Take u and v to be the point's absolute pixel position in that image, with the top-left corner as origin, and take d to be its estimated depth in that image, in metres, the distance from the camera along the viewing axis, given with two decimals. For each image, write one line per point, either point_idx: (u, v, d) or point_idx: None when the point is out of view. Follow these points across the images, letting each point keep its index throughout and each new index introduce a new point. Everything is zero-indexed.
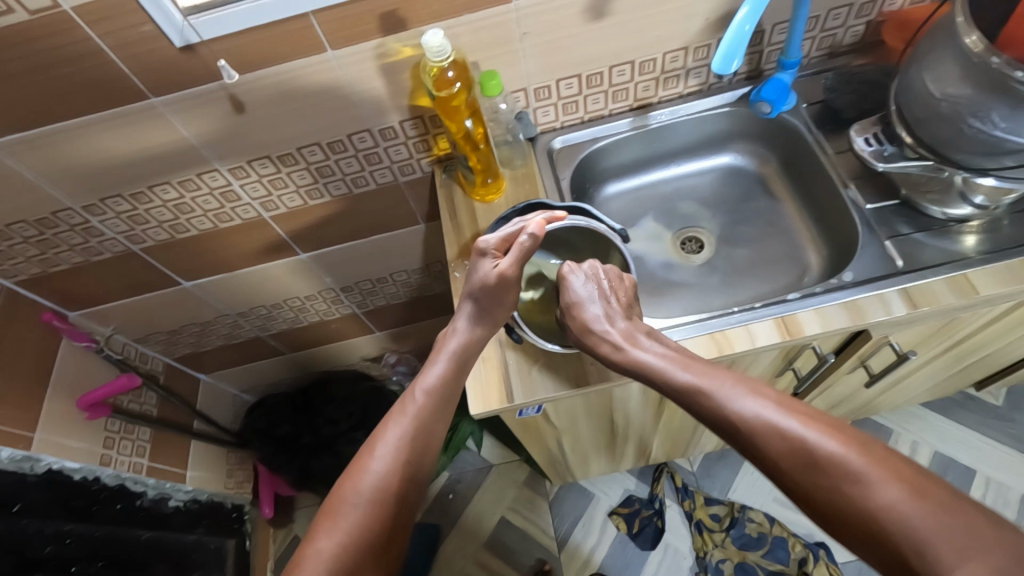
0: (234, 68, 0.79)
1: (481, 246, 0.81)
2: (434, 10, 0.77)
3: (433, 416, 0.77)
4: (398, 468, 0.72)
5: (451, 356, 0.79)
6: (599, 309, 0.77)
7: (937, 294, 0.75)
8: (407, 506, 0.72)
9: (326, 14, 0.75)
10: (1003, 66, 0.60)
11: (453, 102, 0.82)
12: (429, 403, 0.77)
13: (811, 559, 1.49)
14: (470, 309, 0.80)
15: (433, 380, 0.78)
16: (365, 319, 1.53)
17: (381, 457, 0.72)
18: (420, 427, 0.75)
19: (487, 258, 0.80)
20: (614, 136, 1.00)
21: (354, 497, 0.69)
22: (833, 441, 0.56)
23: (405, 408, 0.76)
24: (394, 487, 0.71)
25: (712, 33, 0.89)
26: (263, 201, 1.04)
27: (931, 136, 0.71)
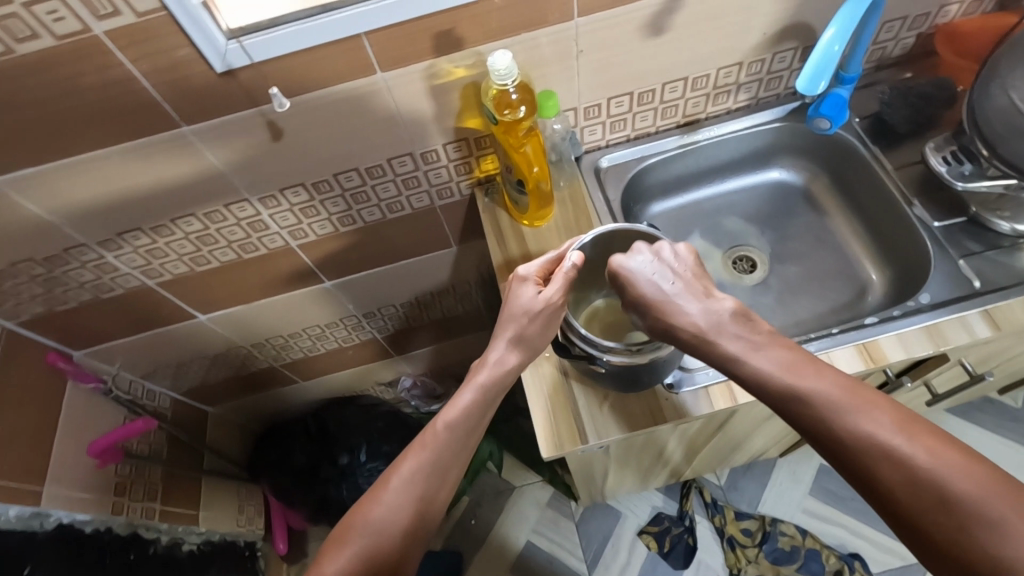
0: (285, 94, 0.73)
1: (521, 276, 0.73)
2: (493, 29, 0.72)
3: (454, 454, 0.69)
4: (410, 505, 0.66)
5: (477, 389, 0.71)
6: (671, 286, 0.66)
7: (1019, 315, 0.73)
8: (416, 546, 0.66)
9: (379, 35, 0.69)
10: None
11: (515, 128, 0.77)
12: (450, 439, 0.69)
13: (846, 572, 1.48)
14: (510, 337, 0.72)
15: (456, 413, 0.70)
16: (384, 343, 1.47)
17: (392, 489, 0.66)
18: (440, 463, 0.68)
19: (528, 284, 0.73)
20: (661, 154, 0.97)
21: (360, 527, 0.64)
22: (971, 480, 0.49)
23: (423, 439, 0.69)
24: (404, 525, 0.65)
25: (767, 48, 0.86)
26: (292, 230, 0.98)
27: (1017, 153, 0.68)
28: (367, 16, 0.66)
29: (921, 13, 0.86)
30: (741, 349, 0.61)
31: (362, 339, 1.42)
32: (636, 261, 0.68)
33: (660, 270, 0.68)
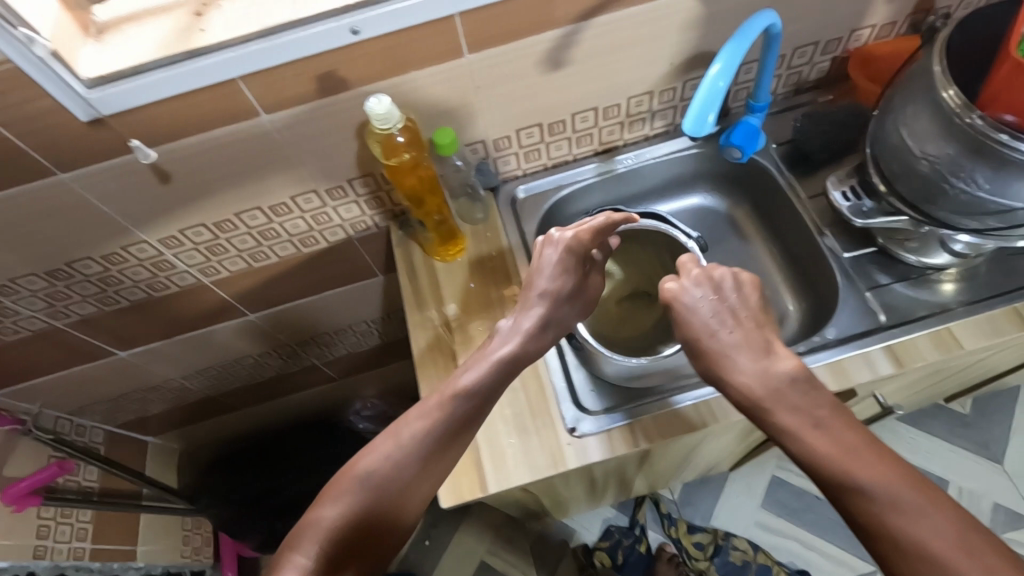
0: (149, 145, 0.71)
1: (568, 242, 0.75)
2: (380, 68, 0.70)
3: (468, 421, 0.66)
4: (416, 462, 0.63)
5: (494, 362, 0.69)
6: (732, 335, 0.66)
7: (921, 350, 0.72)
8: (414, 501, 0.63)
9: (256, 78, 0.66)
10: (986, 128, 0.57)
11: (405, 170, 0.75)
12: (467, 409, 0.66)
13: None
14: (540, 312, 0.73)
15: (474, 384, 0.67)
16: (326, 369, 1.44)
17: (400, 444, 0.63)
18: (446, 426, 0.65)
19: (552, 252, 0.75)
20: (579, 184, 0.95)
21: (364, 474, 0.61)
22: None
23: (437, 399, 0.66)
24: (407, 477, 0.62)
25: (677, 76, 0.85)
26: (201, 267, 0.95)
27: (915, 189, 0.67)
28: (238, 62, 0.63)
29: (832, 38, 0.85)
30: (795, 421, 0.59)
31: (302, 366, 1.39)
32: (690, 295, 0.70)
33: (711, 303, 0.68)
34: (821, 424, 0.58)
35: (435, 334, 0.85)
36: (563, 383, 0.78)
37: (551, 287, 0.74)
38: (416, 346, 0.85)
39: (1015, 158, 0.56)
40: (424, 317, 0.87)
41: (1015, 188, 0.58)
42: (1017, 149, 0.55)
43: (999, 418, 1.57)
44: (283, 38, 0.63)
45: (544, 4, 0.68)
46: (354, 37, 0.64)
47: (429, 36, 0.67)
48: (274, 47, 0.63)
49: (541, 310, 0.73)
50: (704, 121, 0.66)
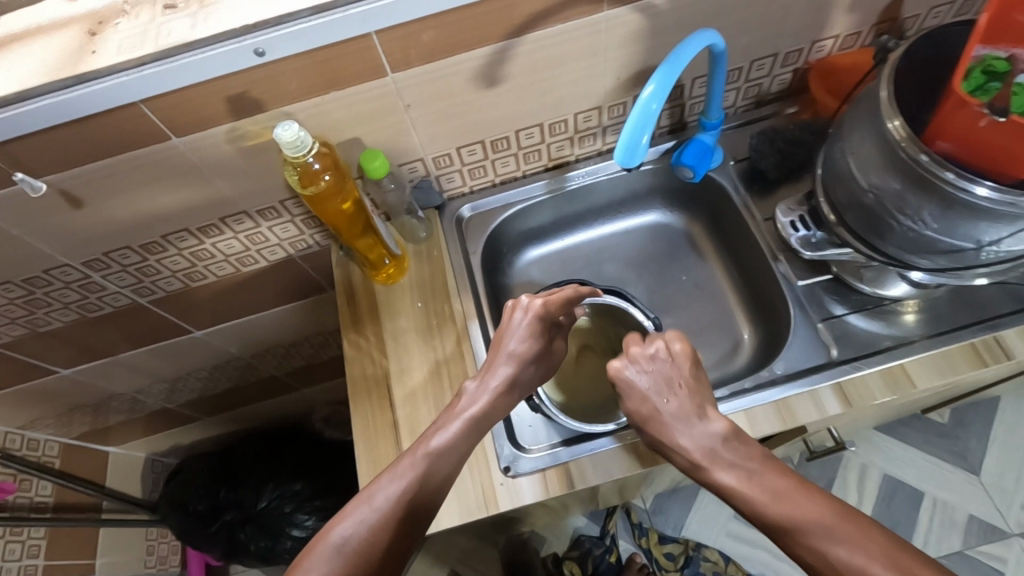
0: (37, 176, 0.67)
1: (536, 309, 0.72)
2: (296, 89, 0.65)
3: (442, 479, 0.63)
4: (393, 527, 0.58)
5: (466, 420, 0.65)
6: (670, 405, 0.63)
7: (871, 389, 0.69)
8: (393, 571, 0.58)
9: (159, 102, 0.62)
10: (931, 164, 0.52)
11: (326, 197, 0.71)
12: (441, 467, 0.62)
13: None
14: (507, 372, 0.69)
15: (447, 440, 0.63)
16: (287, 379, 1.41)
17: (375, 507, 0.58)
18: (422, 487, 0.61)
19: (520, 317, 0.72)
20: (528, 201, 0.90)
21: (338, 542, 0.56)
22: None
23: (412, 457, 0.62)
24: (382, 544, 0.57)
25: (626, 91, 0.80)
26: (135, 288, 0.91)
27: (863, 223, 0.62)
28: (133, 87, 0.59)
29: (792, 49, 0.80)
30: (734, 480, 0.57)
31: (261, 378, 1.36)
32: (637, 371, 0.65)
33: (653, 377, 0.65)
34: (754, 476, 0.57)
35: (371, 362, 0.81)
36: (501, 422, 0.74)
37: (520, 349, 0.71)
38: (351, 375, 0.81)
39: (962, 196, 0.52)
40: (360, 344, 0.83)
41: (964, 228, 0.54)
42: (964, 187, 0.51)
43: (977, 426, 1.54)
44: (181, 61, 0.58)
45: (470, 20, 0.63)
46: (260, 58, 0.59)
47: (345, 55, 0.63)
48: (172, 70, 0.58)
49: (508, 370, 0.69)
50: (637, 146, 0.61)
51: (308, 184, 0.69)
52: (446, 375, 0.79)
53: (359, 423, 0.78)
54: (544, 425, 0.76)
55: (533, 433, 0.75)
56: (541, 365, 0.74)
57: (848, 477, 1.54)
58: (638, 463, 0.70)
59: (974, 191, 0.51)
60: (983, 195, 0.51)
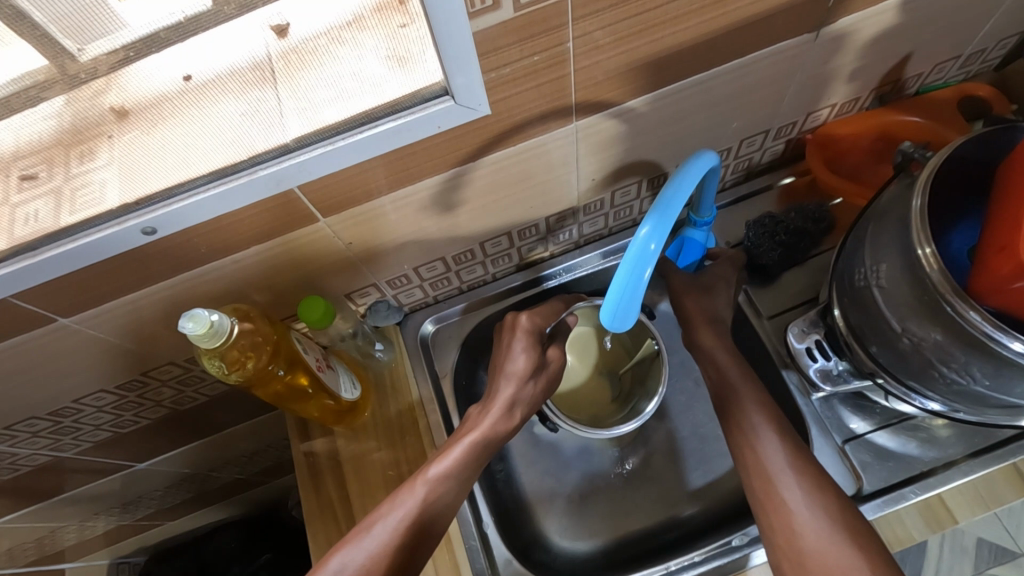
0: None
1: (525, 327, 0.68)
2: (205, 251, 0.53)
3: (443, 510, 0.60)
4: (392, 557, 0.56)
5: (469, 446, 0.63)
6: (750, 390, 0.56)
7: (910, 530, 0.60)
8: None
9: (31, 292, 0.49)
10: (979, 323, 0.43)
11: (263, 376, 0.58)
12: (442, 497, 0.60)
13: None
14: (511, 390, 0.65)
15: (449, 464, 0.61)
16: (254, 478, 1.29)
17: (373, 536, 0.57)
18: (424, 515, 0.59)
19: (518, 338, 0.67)
20: (501, 305, 0.81)
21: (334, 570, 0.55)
22: None
23: (411, 485, 0.61)
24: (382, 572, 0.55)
25: (603, 188, 0.70)
26: (52, 446, 0.78)
27: (886, 357, 0.54)
28: None
29: (786, 124, 0.70)
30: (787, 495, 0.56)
31: (225, 481, 1.24)
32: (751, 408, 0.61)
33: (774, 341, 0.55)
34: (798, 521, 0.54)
35: (329, 499, 0.70)
36: None
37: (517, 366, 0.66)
38: (308, 514, 0.69)
39: (997, 350, 0.43)
40: (315, 468, 0.71)
41: (1020, 387, 0.45)
42: (997, 340, 0.43)
43: None
44: (46, 255, 0.46)
45: (412, 156, 0.52)
46: (151, 236, 0.48)
47: (261, 213, 0.51)
48: (39, 266, 0.46)
49: (509, 390, 0.65)
50: (638, 283, 0.50)
51: (233, 370, 0.55)
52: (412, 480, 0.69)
53: (314, 535, 0.68)
54: None
55: None
56: (544, 380, 0.68)
57: None
58: None
59: (1009, 344, 0.42)
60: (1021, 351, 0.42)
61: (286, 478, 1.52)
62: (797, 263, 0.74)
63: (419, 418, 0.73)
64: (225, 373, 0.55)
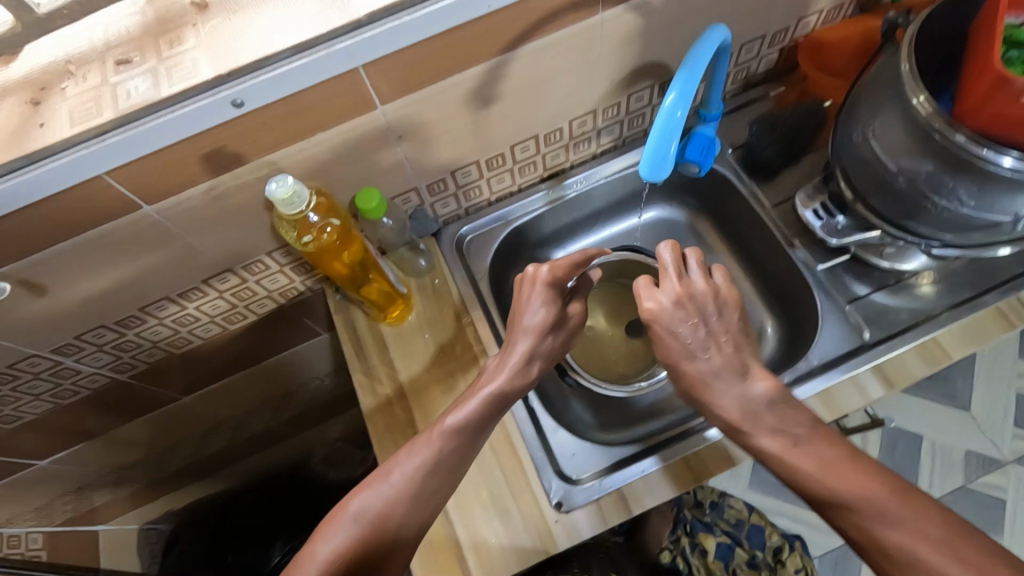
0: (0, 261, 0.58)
1: (545, 279, 0.69)
2: (278, 136, 0.59)
3: (454, 458, 0.63)
4: (408, 501, 0.60)
5: (485, 399, 0.65)
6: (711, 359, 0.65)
7: (910, 367, 0.68)
8: (408, 538, 0.60)
9: (127, 170, 0.54)
10: (967, 143, 0.52)
11: (330, 249, 0.66)
12: (459, 444, 0.63)
13: (786, 548, 1.35)
14: (526, 347, 0.67)
15: (464, 417, 0.64)
16: (284, 428, 1.31)
17: (393, 482, 0.61)
18: (439, 464, 0.62)
19: (535, 291, 0.69)
20: (528, 214, 0.87)
21: (357, 512, 0.59)
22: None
23: (428, 435, 0.63)
24: (399, 513, 0.60)
25: (621, 91, 0.77)
26: (113, 365, 0.82)
27: (884, 204, 0.62)
28: (97, 158, 0.51)
29: (779, 30, 0.78)
30: (773, 443, 0.60)
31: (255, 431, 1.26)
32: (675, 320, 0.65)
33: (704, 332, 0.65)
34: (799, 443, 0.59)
35: (389, 408, 0.76)
36: (542, 452, 0.71)
37: (536, 321, 0.69)
38: (364, 405, 0.77)
39: (988, 168, 0.52)
40: (371, 376, 0.78)
41: (1000, 201, 0.54)
42: (991, 158, 0.51)
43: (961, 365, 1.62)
44: (148, 124, 0.51)
45: (462, 39, 0.58)
46: (239, 108, 0.53)
47: (330, 94, 0.57)
48: (138, 136, 0.51)
49: (526, 345, 0.68)
50: (664, 156, 0.59)
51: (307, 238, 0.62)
52: (459, 372, 0.77)
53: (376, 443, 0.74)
54: (586, 449, 0.72)
55: (576, 461, 0.72)
56: (562, 335, 0.72)
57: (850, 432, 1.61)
58: (691, 475, 0.68)
59: (1000, 161, 0.51)
60: (1008, 166, 0.51)
61: (310, 436, 1.55)
62: (796, 158, 0.82)
63: (461, 322, 0.80)
64: (298, 240, 0.62)
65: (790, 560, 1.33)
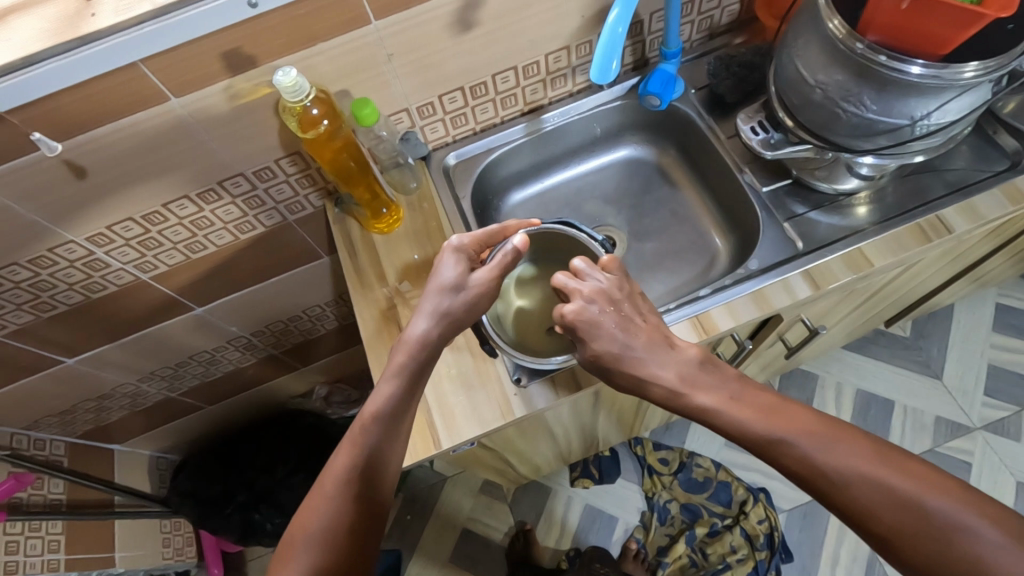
0: (56, 138, 0.69)
1: (455, 247, 0.72)
2: (284, 42, 0.69)
3: (386, 446, 0.66)
4: (350, 505, 0.63)
5: (396, 376, 0.68)
6: (636, 344, 0.66)
7: (834, 271, 0.77)
8: (365, 538, 0.63)
9: (157, 60, 0.65)
10: (866, 52, 0.60)
11: (323, 138, 0.78)
12: (382, 425, 0.66)
13: (750, 501, 1.42)
14: (432, 308, 0.70)
15: (383, 403, 0.67)
16: (286, 359, 1.41)
17: (330, 493, 0.63)
18: (369, 457, 0.65)
19: (454, 257, 0.71)
20: (508, 144, 0.96)
21: (305, 535, 0.61)
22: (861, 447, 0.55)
23: (355, 429, 0.66)
24: (348, 520, 0.62)
25: (590, 30, 0.86)
26: (137, 263, 0.93)
27: (809, 118, 0.71)
28: (133, 45, 0.62)
29: None
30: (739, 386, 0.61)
31: (260, 358, 1.36)
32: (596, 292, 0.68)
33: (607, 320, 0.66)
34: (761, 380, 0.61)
35: (381, 312, 0.86)
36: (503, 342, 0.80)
37: (446, 279, 0.70)
38: (355, 300, 0.87)
39: (898, 76, 0.60)
40: (363, 278, 0.88)
41: (897, 107, 0.63)
42: (899, 68, 0.59)
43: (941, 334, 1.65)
44: (177, 17, 0.62)
45: None
46: (253, 10, 0.64)
47: (329, 5, 0.67)
48: (170, 27, 0.62)
49: (434, 304, 0.70)
50: (608, 69, 0.68)
51: (308, 130, 0.75)
52: None
53: (376, 371, 0.82)
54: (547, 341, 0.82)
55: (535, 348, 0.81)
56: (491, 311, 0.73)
57: (825, 396, 1.56)
58: None
59: (908, 69, 0.59)
60: (915, 73, 0.59)
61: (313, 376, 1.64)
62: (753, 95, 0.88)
63: (443, 232, 0.90)
64: (300, 130, 0.75)
65: (751, 511, 1.41)
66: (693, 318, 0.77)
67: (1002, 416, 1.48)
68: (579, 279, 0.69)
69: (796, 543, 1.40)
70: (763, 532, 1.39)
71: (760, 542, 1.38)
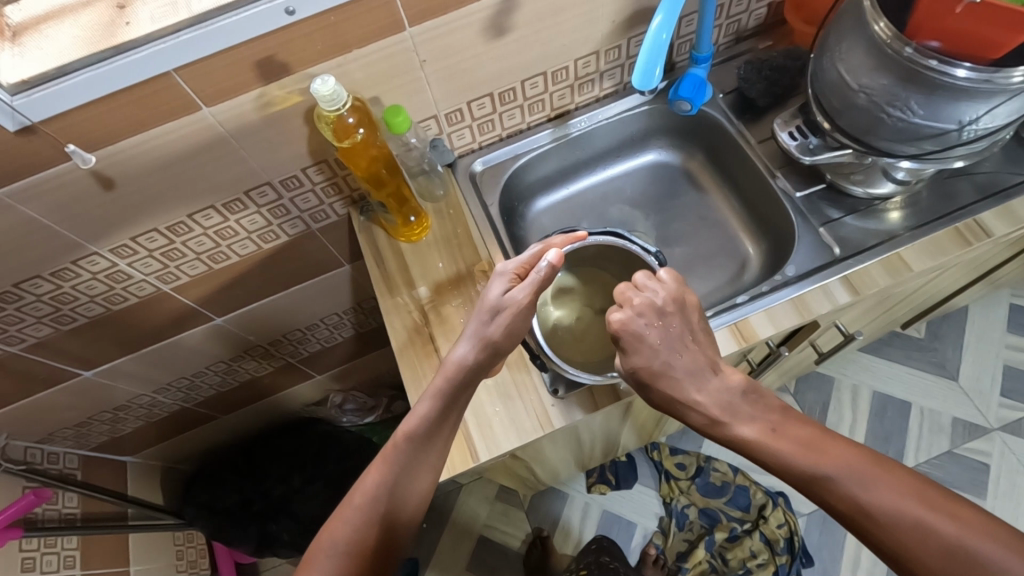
0: (87, 149, 0.68)
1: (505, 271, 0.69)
2: (319, 49, 0.68)
3: (418, 467, 0.65)
4: (376, 521, 0.62)
5: (436, 396, 0.66)
6: (684, 332, 0.65)
7: (874, 276, 0.76)
8: (388, 556, 0.62)
9: (191, 70, 0.64)
10: (916, 56, 0.60)
11: (357, 148, 0.77)
12: (416, 446, 0.65)
13: (770, 505, 1.41)
14: (477, 331, 0.68)
15: (417, 422, 0.65)
16: (301, 368, 1.39)
17: (357, 507, 0.62)
18: (399, 475, 0.64)
19: (501, 279, 0.69)
20: (534, 150, 0.95)
21: (329, 547, 0.60)
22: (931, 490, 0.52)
23: (388, 445, 0.65)
24: (372, 536, 0.61)
25: (620, 34, 0.85)
26: (159, 275, 0.91)
27: (851, 122, 0.70)
28: (169, 55, 0.61)
29: None
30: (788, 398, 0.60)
31: (276, 367, 1.34)
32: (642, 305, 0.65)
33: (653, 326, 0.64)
34: None
35: (412, 320, 0.85)
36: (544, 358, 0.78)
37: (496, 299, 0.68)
38: (385, 309, 0.86)
39: (945, 80, 0.60)
40: (393, 287, 0.87)
41: (944, 112, 0.63)
42: (946, 71, 0.59)
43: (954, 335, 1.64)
44: (215, 26, 0.61)
45: None
46: (290, 17, 0.63)
47: (364, 12, 0.66)
48: (206, 36, 0.61)
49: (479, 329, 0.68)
50: (651, 74, 0.67)
51: (343, 139, 0.74)
52: (472, 284, 0.86)
53: (408, 377, 0.81)
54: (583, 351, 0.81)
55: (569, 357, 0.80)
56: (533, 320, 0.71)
57: (841, 399, 1.55)
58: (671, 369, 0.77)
59: (956, 73, 0.59)
60: (963, 76, 0.59)
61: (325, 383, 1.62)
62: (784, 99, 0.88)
63: (473, 240, 0.88)
64: (336, 140, 0.74)
65: (771, 515, 1.39)
66: (731, 325, 0.76)
67: (1018, 416, 1.47)
68: (636, 289, 0.67)
69: (816, 547, 1.39)
70: (782, 537, 1.38)
71: (780, 547, 1.37)
